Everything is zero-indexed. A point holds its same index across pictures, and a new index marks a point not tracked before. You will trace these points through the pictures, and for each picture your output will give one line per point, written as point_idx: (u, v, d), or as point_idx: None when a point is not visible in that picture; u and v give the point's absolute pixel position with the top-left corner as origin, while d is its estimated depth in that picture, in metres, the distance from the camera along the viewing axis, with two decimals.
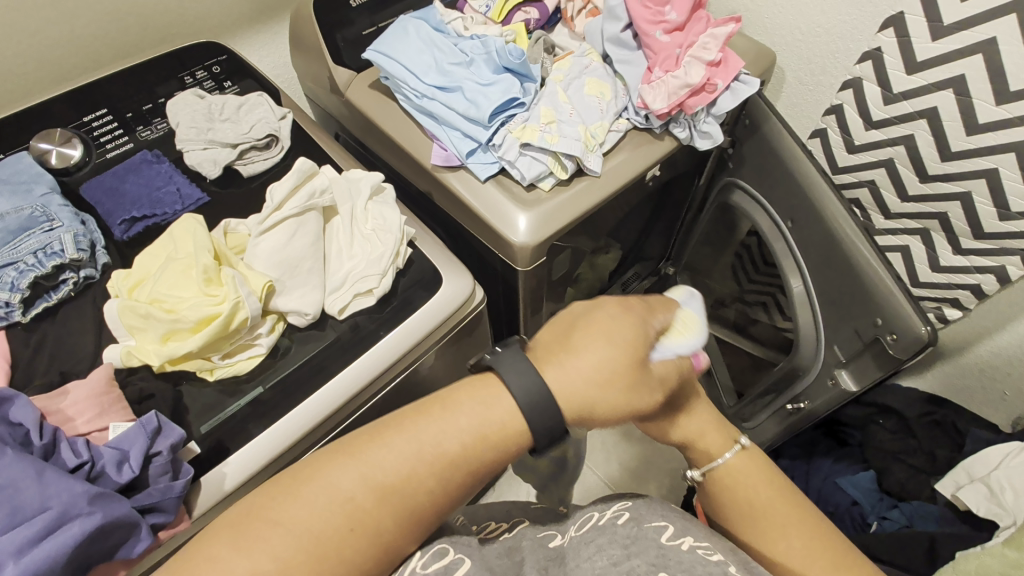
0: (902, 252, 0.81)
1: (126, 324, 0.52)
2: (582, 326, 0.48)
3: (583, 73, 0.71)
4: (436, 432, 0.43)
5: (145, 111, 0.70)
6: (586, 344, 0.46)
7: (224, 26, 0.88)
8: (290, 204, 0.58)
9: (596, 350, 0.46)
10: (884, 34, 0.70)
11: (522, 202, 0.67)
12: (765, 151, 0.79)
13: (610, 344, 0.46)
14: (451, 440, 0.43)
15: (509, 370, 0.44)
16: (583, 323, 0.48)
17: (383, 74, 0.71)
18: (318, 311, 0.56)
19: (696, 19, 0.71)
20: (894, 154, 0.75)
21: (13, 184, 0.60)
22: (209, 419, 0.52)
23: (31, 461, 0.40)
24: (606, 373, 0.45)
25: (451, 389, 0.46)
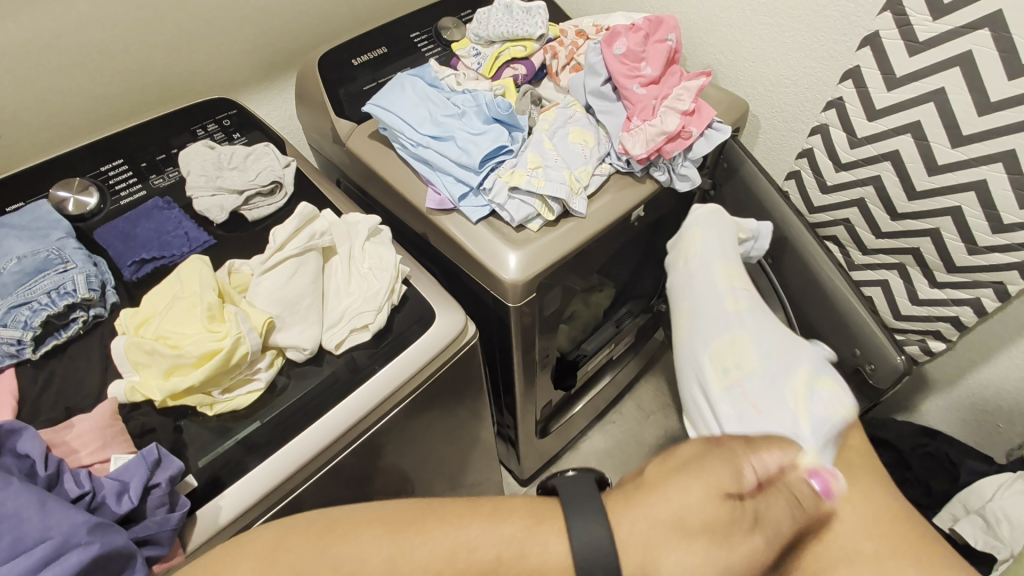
0: (882, 286, 0.84)
1: (131, 360, 0.54)
2: (667, 466, 0.49)
3: (567, 122, 0.76)
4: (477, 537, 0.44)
5: (159, 161, 0.76)
6: (673, 485, 0.46)
7: (236, 83, 0.95)
8: (291, 245, 0.61)
9: (682, 491, 0.46)
10: (844, 86, 0.75)
11: (512, 242, 0.70)
12: (744, 193, 0.84)
13: (701, 483, 0.46)
14: (487, 548, 0.44)
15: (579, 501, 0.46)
16: (667, 463, 0.49)
17: (382, 126, 0.76)
18: (315, 346, 0.59)
19: (670, 73, 0.77)
20: (864, 194, 0.80)
21: (32, 230, 0.64)
22: (207, 453, 0.54)
23: (35, 491, 0.41)
24: (692, 515, 0.45)
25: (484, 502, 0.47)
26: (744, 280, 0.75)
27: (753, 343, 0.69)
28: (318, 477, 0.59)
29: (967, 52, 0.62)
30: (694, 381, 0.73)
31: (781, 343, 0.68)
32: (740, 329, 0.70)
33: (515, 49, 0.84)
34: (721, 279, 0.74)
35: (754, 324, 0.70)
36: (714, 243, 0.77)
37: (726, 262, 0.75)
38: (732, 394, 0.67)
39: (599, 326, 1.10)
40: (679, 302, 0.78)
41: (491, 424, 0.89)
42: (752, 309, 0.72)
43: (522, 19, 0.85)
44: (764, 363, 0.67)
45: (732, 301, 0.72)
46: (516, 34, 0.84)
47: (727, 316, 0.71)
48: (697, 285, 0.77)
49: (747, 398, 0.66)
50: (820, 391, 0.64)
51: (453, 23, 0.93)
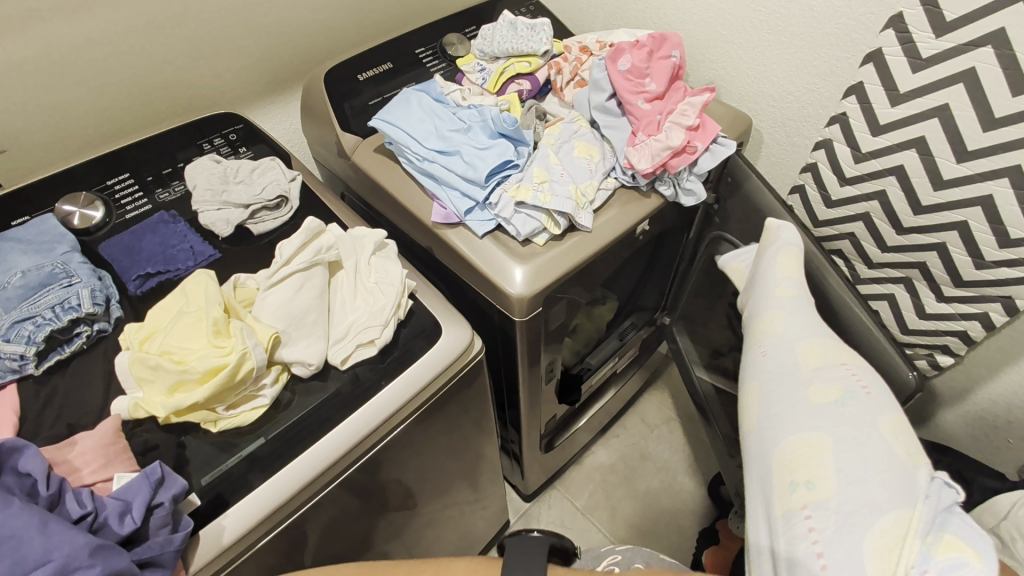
0: (888, 300, 0.84)
1: (135, 376, 0.54)
2: None
3: (572, 137, 0.77)
4: None
5: (165, 174, 0.76)
6: None
7: (242, 97, 0.96)
8: (297, 259, 0.61)
9: None
10: (847, 101, 0.76)
11: (518, 256, 0.70)
12: (749, 208, 0.84)
13: None
14: None
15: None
16: None
17: (388, 140, 0.77)
18: (321, 361, 0.58)
19: (675, 89, 0.77)
20: (869, 208, 0.80)
21: (38, 244, 0.64)
22: (210, 471, 0.53)
23: (36, 512, 0.40)
24: None
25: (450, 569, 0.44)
26: (838, 364, 0.61)
27: (834, 453, 0.52)
28: (322, 495, 0.58)
29: (970, 69, 0.62)
30: (762, 496, 0.57)
31: (885, 465, 0.50)
32: (828, 432, 0.54)
33: (519, 65, 0.85)
34: (786, 302, 0.69)
35: (847, 425, 0.54)
36: (790, 277, 0.71)
37: (789, 290, 0.70)
38: (795, 523, 0.51)
39: (603, 339, 1.10)
40: (760, 341, 0.68)
41: (496, 439, 0.88)
42: (853, 407, 0.55)
43: (527, 35, 0.86)
44: (860, 480, 0.49)
45: (818, 397, 0.57)
46: (520, 50, 0.85)
47: (808, 413, 0.57)
48: (783, 334, 0.66)
49: (812, 537, 0.49)
50: (929, 542, 0.44)
51: (457, 38, 0.94)
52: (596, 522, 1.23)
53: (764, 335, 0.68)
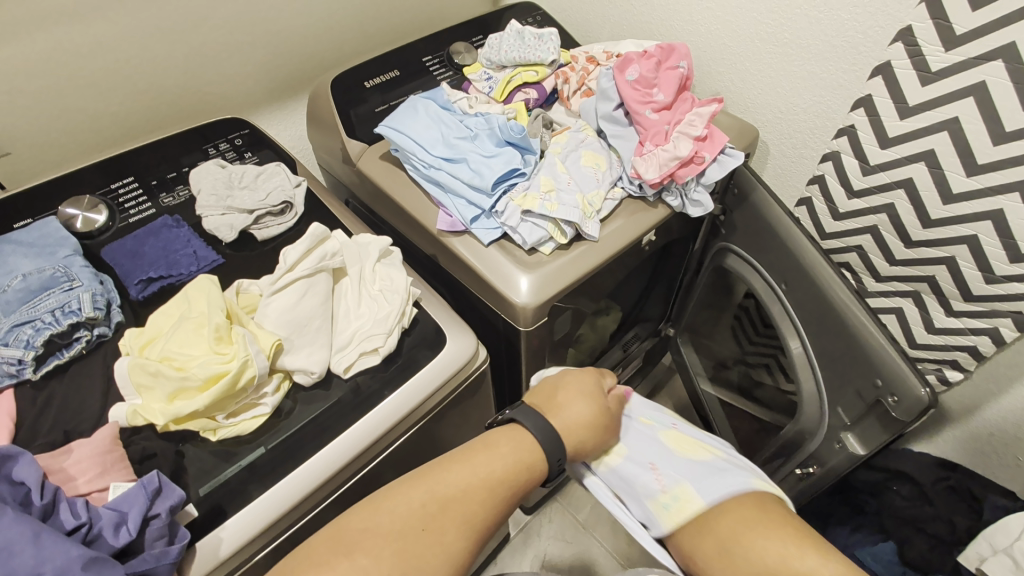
0: (896, 313, 0.83)
1: (134, 383, 0.53)
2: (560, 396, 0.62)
3: (579, 146, 0.76)
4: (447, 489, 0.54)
5: (169, 179, 0.75)
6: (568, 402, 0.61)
7: (248, 103, 0.96)
8: (301, 266, 0.60)
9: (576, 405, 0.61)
10: (856, 114, 0.76)
11: (524, 265, 0.70)
12: (755, 218, 0.83)
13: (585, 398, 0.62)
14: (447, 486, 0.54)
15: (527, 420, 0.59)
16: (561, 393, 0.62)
17: (394, 147, 0.76)
18: (324, 369, 0.57)
19: (682, 100, 0.77)
20: (878, 221, 0.79)
21: (40, 247, 0.63)
22: (208, 481, 0.52)
23: (30, 522, 0.39)
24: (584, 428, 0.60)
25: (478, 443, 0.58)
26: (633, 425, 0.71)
27: (701, 493, 0.62)
28: (318, 510, 0.56)
29: (981, 82, 0.62)
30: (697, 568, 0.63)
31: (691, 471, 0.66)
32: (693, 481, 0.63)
33: (526, 74, 0.85)
34: (649, 431, 0.70)
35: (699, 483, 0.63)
36: (637, 412, 0.72)
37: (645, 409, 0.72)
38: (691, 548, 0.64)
39: (607, 350, 1.09)
40: (639, 455, 0.67)
41: None
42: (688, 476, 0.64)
43: (534, 44, 0.85)
44: (676, 503, 0.62)
45: (680, 497, 0.62)
46: (527, 60, 0.85)
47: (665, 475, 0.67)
48: (636, 434, 0.69)
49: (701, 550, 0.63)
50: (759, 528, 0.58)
51: (464, 48, 0.94)
52: (599, 536, 1.21)
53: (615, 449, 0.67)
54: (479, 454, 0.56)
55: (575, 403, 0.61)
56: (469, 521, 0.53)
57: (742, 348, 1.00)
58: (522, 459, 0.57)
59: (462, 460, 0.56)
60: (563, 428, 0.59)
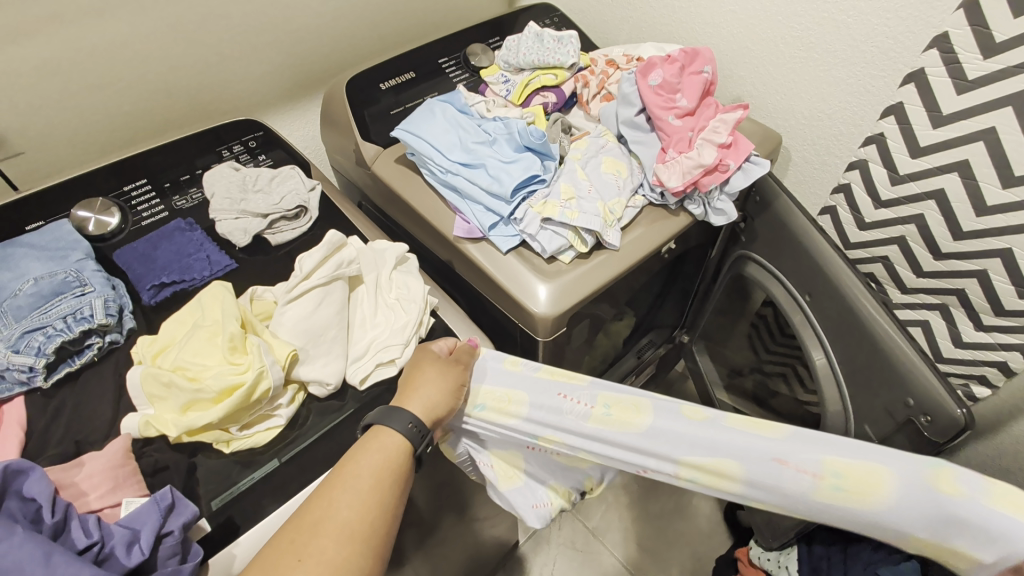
0: (922, 326, 0.80)
1: (147, 392, 0.52)
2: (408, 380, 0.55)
3: (599, 151, 0.74)
4: (336, 511, 0.46)
5: (183, 181, 0.74)
6: (422, 383, 0.54)
7: (262, 103, 0.94)
8: (318, 273, 0.59)
9: (430, 377, 0.55)
10: (886, 121, 0.74)
11: (543, 274, 0.68)
12: (778, 227, 0.81)
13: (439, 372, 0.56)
14: (346, 509, 0.46)
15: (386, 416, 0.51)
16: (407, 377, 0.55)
17: (410, 151, 0.75)
18: (339, 380, 0.56)
19: (706, 105, 0.75)
20: (905, 232, 0.77)
21: (51, 250, 0.62)
22: (221, 493, 0.51)
23: (41, 542, 0.38)
24: (452, 389, 0.55)
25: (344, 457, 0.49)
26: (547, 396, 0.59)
27: (743, 460, 0.52)
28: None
29: (1021, 91, 0.60)
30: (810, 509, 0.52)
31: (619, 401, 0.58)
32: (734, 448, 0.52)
33: (545, 77, 0.83)
34: (518, 376, 0.61)
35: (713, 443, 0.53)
36: (503, 379, 0.61)
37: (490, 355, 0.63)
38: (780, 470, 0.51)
39: (621, 357, 1.07)
40: (540, 407, 0.59)
41: None
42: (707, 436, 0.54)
43: (553, 47, 0.84)
44: (608, 413, 0.57)
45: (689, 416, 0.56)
46: (546, 63, 0.83)
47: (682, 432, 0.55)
48: (545, 406, 0.59)
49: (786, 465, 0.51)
50: (844, 482, 0.49)
51: (481, 49, 0.92)
52: (609, 545, 1.19)
53: (515, 407, 0.59)
54: (353, 465, 0.48)
55: (424, 387, 0.54)
56: (381, 532, 0.47)
57: (759, 357, 0.98)
58: (400, 454, 0.50)
59: (344, 472, 0.48)
60: (421, 411, 0.53)
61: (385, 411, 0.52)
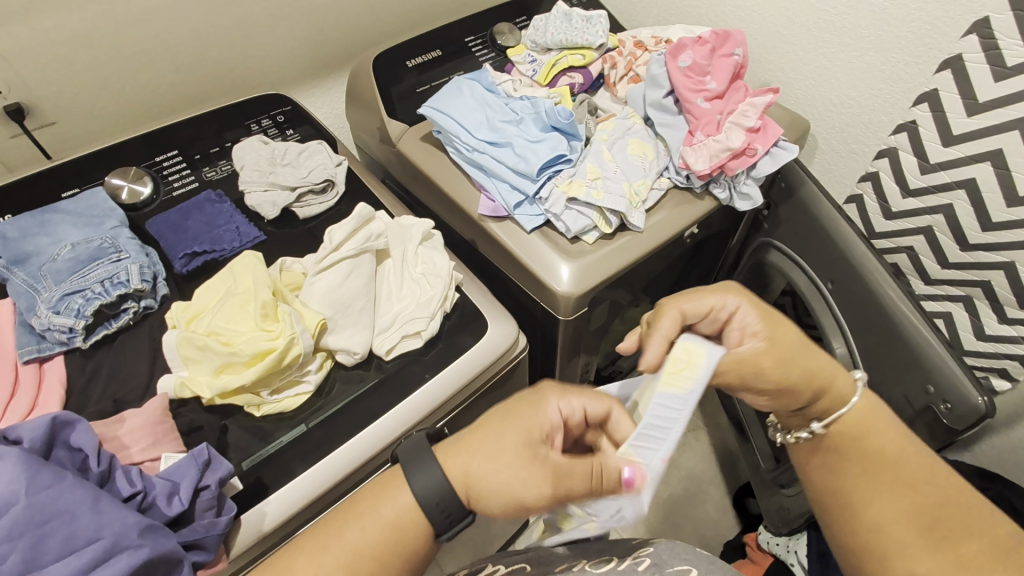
0: (945, 318, 0.80)
1: (182, 355, 0.53)
2: (486, 434, 0.46)
3: (626, 133, 0.74)
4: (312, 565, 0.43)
5: (212, 153, 0.75)
6: (484, 449, 0.45)
7: (288, 79, 0.95)
8: (347, 245, 0.60)
9: (502, 448, 0.44)
10: (919, 109, 0.72)
11: (566, 253, 0.68)
12: (802, 214, 0.80)
13: (505, 460, 0.44)
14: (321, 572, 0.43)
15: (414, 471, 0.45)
16: (490, 430, 0.46)
17: (436, 128, 0.75)
18: (366, 350, 0.57)
19: (735, 88, 0.74)
20: (933, 222, 0.76)
21: (87, 217, 0.64)
22: (251, 455, 0.52)
23: (88, 488, 0.40)
24: (500, 488, 0.44)
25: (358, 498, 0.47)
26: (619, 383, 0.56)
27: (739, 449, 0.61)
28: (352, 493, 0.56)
29: None
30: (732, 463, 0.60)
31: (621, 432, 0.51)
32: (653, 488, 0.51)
33: (572, 58, 0.83)
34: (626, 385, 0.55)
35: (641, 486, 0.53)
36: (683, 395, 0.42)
37: (698, 346, 0.43)
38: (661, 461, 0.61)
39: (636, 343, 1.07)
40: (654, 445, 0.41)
41: None
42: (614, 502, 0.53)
43: (582, 27, 0.83)
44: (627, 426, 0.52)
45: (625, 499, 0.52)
46: (575, 43, 0.83)
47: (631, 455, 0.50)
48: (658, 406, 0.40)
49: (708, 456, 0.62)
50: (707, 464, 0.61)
51: (508, 28, 0.92)
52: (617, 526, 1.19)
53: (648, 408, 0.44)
54: (365, 509, 0.46)
55: (480, 459, 0.45)
56: None
57: None
58: (410, 527, 0.45)
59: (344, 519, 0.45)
60: (457, 479, 0.45)
61: (428, 462, 0.46)
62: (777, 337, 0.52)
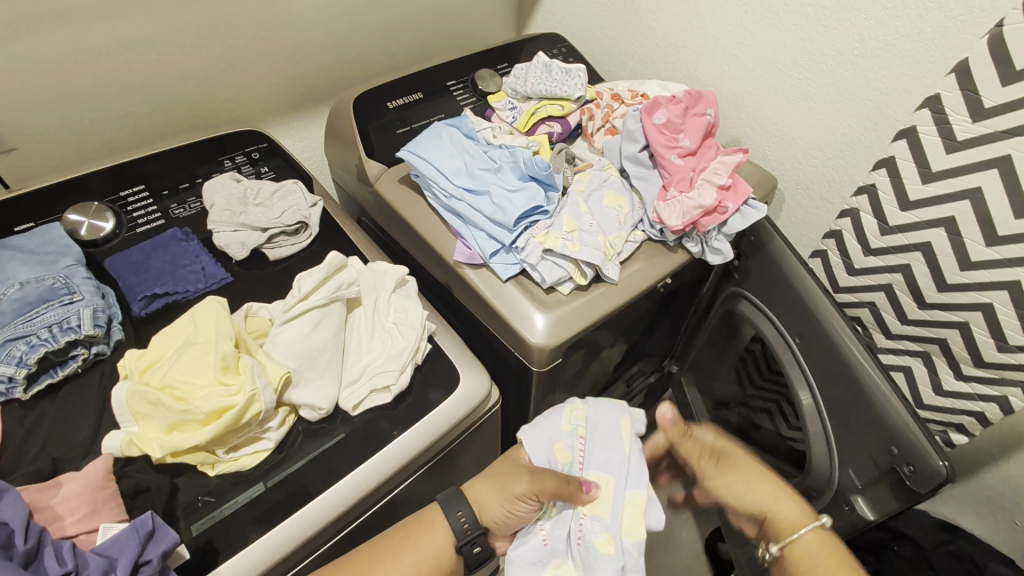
0: (905, 371, 0.81)
1: (132, 410, 0.51)
2: (489, 485, 0.61)
3: (602, 185, 0.76)
4: None
5: (182, 189, 0.73)
6: (486, 500, 0.61)
7: (264, 113, 0.94)
8: (316, 295, 0.58)
9: (494, 499, 0.60)
10: (877, 174, 0.76)
11: (542, 303, 0.68)
12: (771, 268, 0.82)
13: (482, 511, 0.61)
14: None
15: (451, 509, 0.58)
16: (490, 484, 0.61)
17: (414, 172, 0.75)
18: (332, 405, 0.55)
19: (707, 146, 0.76)
20: (893, 280, 0.79)
21: (39, 255, 0.60)
22: (202, 518, 0.50)
23: (11, 570, 0.37)
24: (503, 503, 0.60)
25: (383, 537, 0.58)
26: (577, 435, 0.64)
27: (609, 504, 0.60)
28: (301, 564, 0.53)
29: (1005, 155, 0.62)
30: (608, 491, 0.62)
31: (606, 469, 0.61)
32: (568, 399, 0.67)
33: (552, 107, 0.84)
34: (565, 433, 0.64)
35: (603, 458, 0.62)
36: (590, 514, 0.59)
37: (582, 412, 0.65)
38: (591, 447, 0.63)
39: (611, 385, 1.04)
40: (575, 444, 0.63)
41: None
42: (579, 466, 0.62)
43: (561, 79, 0.85)
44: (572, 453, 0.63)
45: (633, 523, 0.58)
46: (554, 93, 0.85)
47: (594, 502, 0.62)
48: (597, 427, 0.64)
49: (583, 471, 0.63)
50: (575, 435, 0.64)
51: (489, 74, 0.93)
52: None
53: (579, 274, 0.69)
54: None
55: (491, 501, 0.60)
56: None
57: (745, 391, 0.99)
58: (445, 544, 0.58)
59: None
60: (482, 496, 0.61)
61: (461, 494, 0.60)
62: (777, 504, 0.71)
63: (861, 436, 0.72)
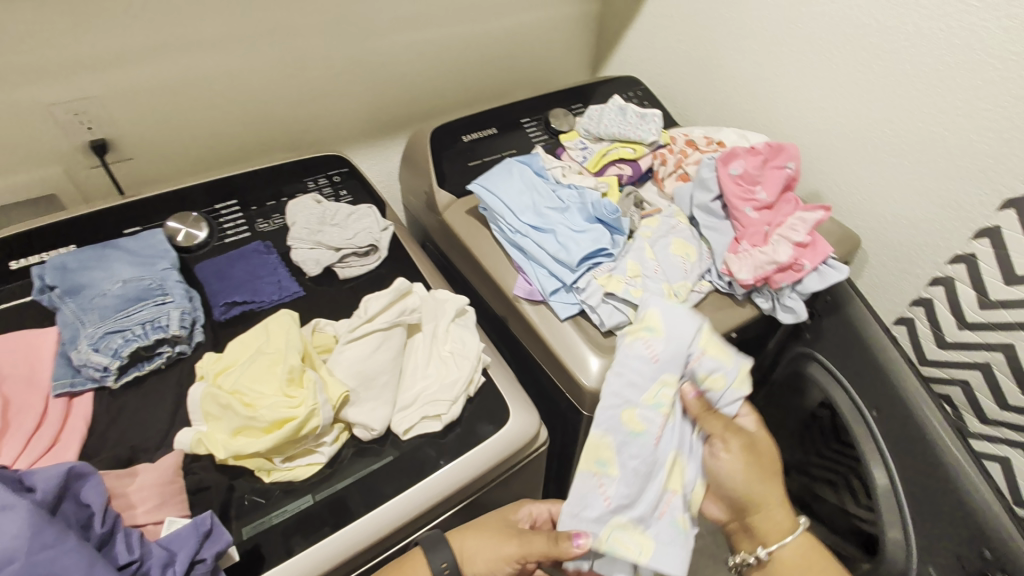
0: (1002, 463, 0.72)
1: (204, 410, 0.54)
2: (478, 535, 0.60)
3: (669, 232, 0.74)
4: None
5: (268, 206, 0.79)
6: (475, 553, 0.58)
7: (347, 138, 1.00)
8: (381, 318, 0.61)
9: (483, 552, 0.58)
10: (979, 243, 0.71)
11: (598, 346, 0.67)
12: (848, 332, 0.76)
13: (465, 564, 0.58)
14: None
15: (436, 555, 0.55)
16: (479, 534, 0.60)
17: (483, 205, 0.76)
18: (384, 427, 0.56)
19: (786, 200, 0.73)
20: (991, 360, 0.72)
21: (141, 257, 0.67)
22: (252, 522, 0.51)
23: (87, 552, 0.40)
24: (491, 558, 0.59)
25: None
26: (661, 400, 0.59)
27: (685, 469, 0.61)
28: None
29: None
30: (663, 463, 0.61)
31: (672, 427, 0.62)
32: (664, 369, 0.60)
33: (623, 150, 0.84)
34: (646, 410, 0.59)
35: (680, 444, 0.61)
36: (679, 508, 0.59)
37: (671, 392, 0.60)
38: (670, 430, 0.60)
39: None
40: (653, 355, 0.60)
41: None
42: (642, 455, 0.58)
43: (636, 123, 0.86)
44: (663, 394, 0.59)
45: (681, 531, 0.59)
46: (627, 136, 0.85)
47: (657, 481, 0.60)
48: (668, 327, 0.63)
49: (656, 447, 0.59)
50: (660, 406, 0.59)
51: (563, 113, 0.95)
52: None
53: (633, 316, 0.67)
54: None
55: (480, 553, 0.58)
56: None
57: (809, 458, 0.92)
58: None
59: None
60: (470, 549, 0.58)
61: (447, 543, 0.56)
62: (767, 504, 0.63)
63: (942, 529, 0.65)
